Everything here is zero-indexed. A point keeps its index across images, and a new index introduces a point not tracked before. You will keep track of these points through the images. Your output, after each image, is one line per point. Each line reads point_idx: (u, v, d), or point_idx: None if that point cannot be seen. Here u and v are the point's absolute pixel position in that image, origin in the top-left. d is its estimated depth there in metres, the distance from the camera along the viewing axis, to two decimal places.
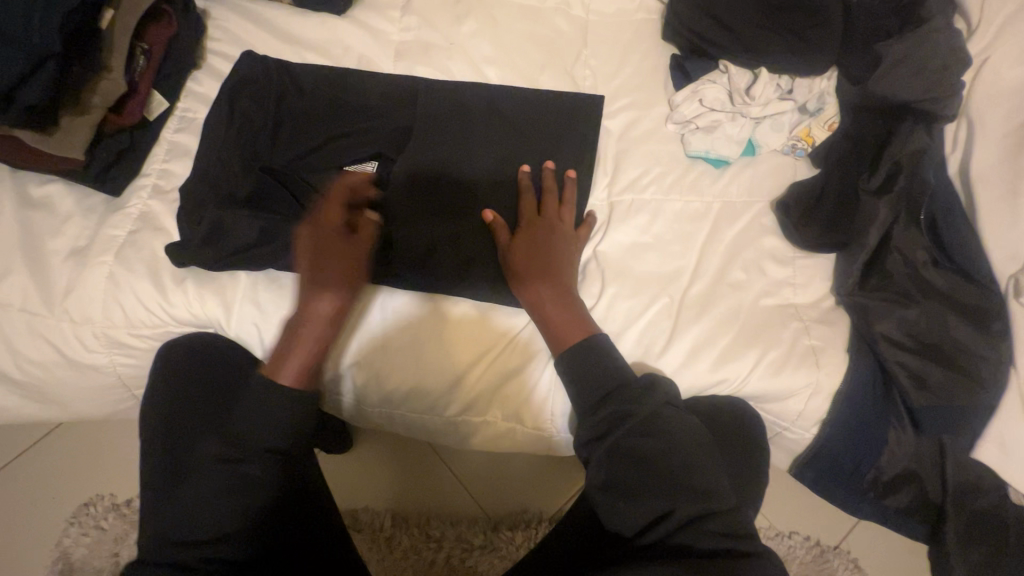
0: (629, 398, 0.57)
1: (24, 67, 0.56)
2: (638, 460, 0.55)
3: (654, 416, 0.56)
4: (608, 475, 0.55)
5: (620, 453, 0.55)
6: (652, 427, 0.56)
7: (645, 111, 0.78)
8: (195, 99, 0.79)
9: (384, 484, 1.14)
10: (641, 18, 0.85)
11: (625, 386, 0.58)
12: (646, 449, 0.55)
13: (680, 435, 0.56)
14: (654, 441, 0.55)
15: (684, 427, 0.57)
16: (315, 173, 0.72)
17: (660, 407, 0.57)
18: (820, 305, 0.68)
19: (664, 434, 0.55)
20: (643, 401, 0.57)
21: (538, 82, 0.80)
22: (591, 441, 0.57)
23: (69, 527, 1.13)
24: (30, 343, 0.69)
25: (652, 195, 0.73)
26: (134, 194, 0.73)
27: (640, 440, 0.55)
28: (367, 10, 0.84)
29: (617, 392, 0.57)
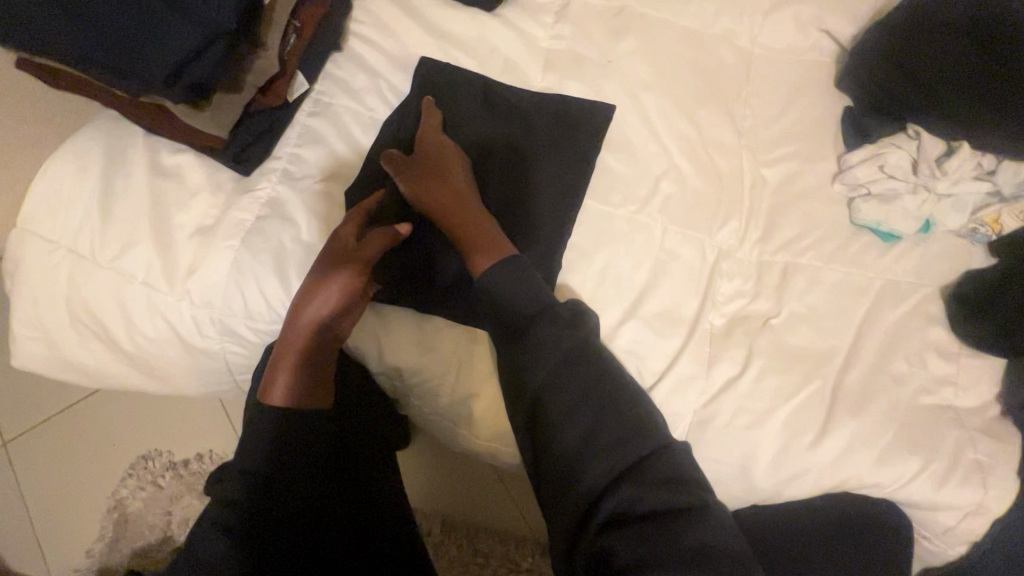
0: (568, 358, 0.56)
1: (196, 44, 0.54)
2: (574, 440, 0.53)
3: (587, 381, 0.55)
4: (564, 452, 0.53)
5: (564, 424, 0.53)
6: (583, 395, 0.54)
7: (809, 166, 0.72)
8: (332, 82, 0.75)
9: (443, 483, 1.12)
10: (812, 59, 0.78)
11: (591, 389, 0.55)
12: (555, 426, 0.53)
13: (631, 416, 0.54)
14: (574, 416, 0.54)
15: (588, 406, 0.54)
16: None
17: (561, 381, 0.55)
18: (983, 413, 0.62)
19: (591, 406, 0.54)
20: (565, 367, 0.55)
21: (696, 115, 0.74)
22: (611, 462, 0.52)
23: (127, 478, 1.14)
24: (146, 319, 0.67)
25: (809, 261, 0.68)
26: (263, 176, 0.70)
27: (592, 413, 0.54)
28: (519, 11, 0.79)
29: (531, 347, 0.56)
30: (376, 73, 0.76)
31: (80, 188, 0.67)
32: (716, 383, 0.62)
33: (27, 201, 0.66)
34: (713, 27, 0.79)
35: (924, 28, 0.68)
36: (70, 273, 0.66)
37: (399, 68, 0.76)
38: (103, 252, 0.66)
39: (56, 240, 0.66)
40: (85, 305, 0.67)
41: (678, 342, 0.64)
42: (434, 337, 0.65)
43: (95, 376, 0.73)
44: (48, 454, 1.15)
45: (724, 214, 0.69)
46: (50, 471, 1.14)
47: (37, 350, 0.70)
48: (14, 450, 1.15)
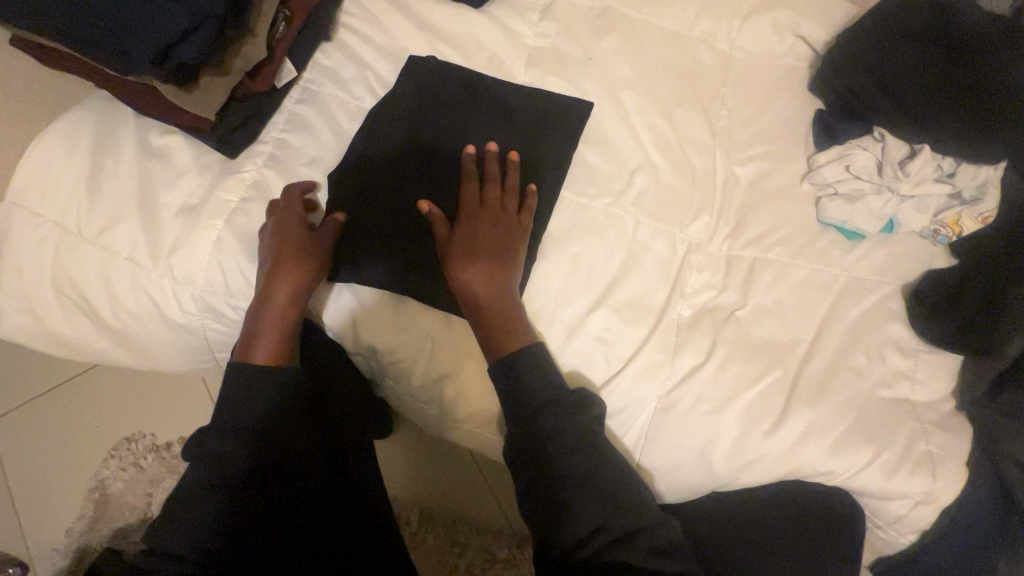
0: (576, 438, 0.58)
1: (187, 25, 0.56)
2: (579, 519, 0.56)
3: (595, 459, 0.58)
4: (565, 526, 0.56)
5: (572, 502, 0.56)
6: (590, 474, 0.57)
7: (780, 165, 0.74)
8: (321, 71, 0.78)
9: (421, 469, 1.14)
10: (788, 64, 0.81)
11: (570, 414, 0.58)
12: (563, 504, 0.57)
13: (625, 491, 0.57)
14: (580, 495, 0.57)
15: (590, 484, 0.57)
16: (435, 170, 0.69)
17: (572, 461, 0.57)
18: (939, 408, 0.64)
19: (599, 486, 0.57)
20: (574, 448, 0.58)
21: (672, 113, 0.76)
22: (592, 487, 0.57)
23: (109, 459, 1.16)
24: (129, 293, 0.69)
25: (776, 256, 0.70)
26: (249, 159, 0.72)
27: (599, 493, 0.57)
28: (505, 9, 0.81)
29: (550, 423, 0.58)
30: (364, 64, 0.78)
31: (69, 165, 0.69)
32: (681, 371, 0.64)
33: (17, 175, 0.68)
34: (693, 29, 0.81)
35: (896, 39, 0.70)
36: (56, 246, 0.68)
37: (387, 59, 0.78)
38: (90, 228, 0.68)
39: (43, 213, 0.68)
40: (70, 279, 0.69)
41: (645, 330, 0.65)
42: (408, 318, 0.66)
43: (78, 349, 0.75)
44: (31, 432, 1.16)
45: (695, 209, 0.71)
46: (32, 449, 1.15)
47: (20, 321, 0.71)
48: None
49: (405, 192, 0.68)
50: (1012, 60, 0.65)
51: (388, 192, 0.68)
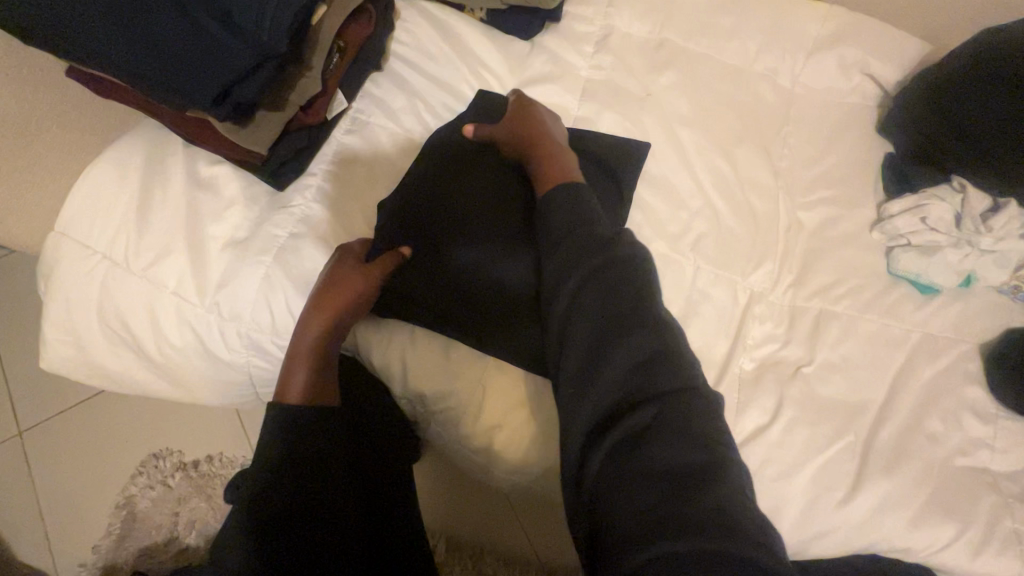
0: (607, 284, 0.51)
1: (246, 63, 0.55)
2: (600, 386, 0.47)
3: (620, 315, 0.49)
4: (595, 371, 0.48)
5: (588, 357, 0.48)
6: (619, 337, 0.48)
7: (847, 211, 0.71)
8: (369, 101, 0.76)
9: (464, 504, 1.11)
10: (854, 102, 0.77)
11: (618, 290, 0.50)
12: (594, 375, 0.47)
13: (677, 388, 0.46)
14: (611, 374, 0.47)
15: (648, 371, 0.47)
16: (491, 217, 0.67)
17: (590, 317, 0.50)
18: (1021, 479, 0.60)
19: (631, 349, 0.48)
20: (605, 287, 0.51)
21: (733, 154, 0.74)
22: (639, 373, 0.47)
23: (137, 476, 1.15)
24: (173, 328, 0.67)
25: (844, 309, 0.66)
26: (298, 192, 0.71)
27: (628, 355, 0.48)
28: (559, 41, 0.79)
29: (599, 277, 0.51)
30: (414, 93, 0.77)
31: (118, 195, 0.68)
32: (745, 431, 0.60)
33: (66, 205, 0.67)
34: (754, 64, 0.78)
35: (975, 87, 0.67)
36: (103, 278, 0.67)
37: (438, 91, 0.77)
38: (137, 260, 0.67)
39: (91, 245, 0.67)
40: (116, 311, 0.67)
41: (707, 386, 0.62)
42: (465, 368, 0.64)
43: (117, 380, 0.74)
44: (62, 446, 1.17)
45: (758, 257, 0.68)
46: (61, 464, 1.16)
47: (62, 351, 0.70)
48: (29, 440, 1.17)
49: (465, 237, 0.66)
50: None
51: (444, 237, 0.66)
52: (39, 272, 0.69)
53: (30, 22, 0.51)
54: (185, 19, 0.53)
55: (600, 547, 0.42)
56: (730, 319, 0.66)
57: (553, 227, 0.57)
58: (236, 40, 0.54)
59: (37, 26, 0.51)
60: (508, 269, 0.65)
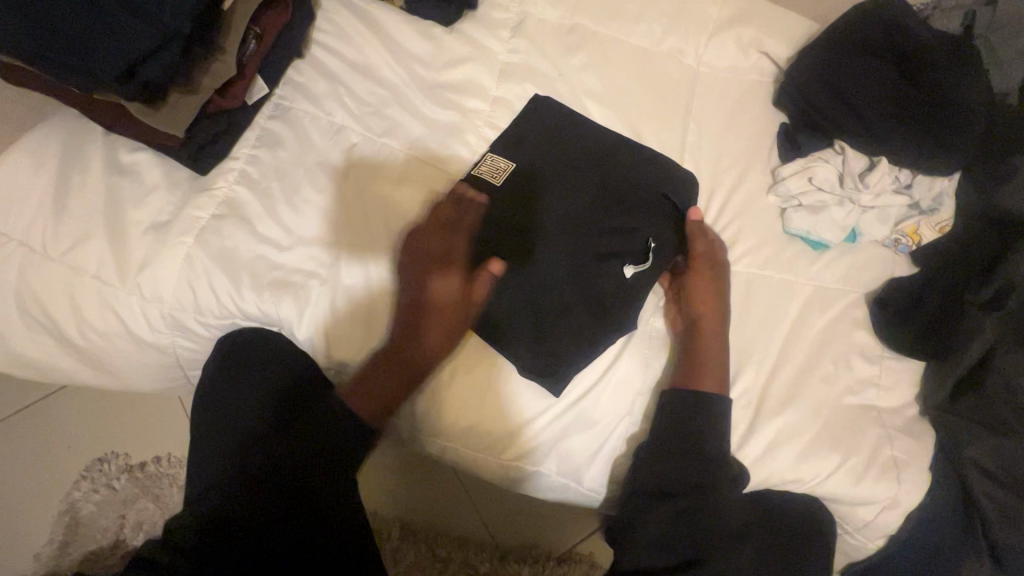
0: (676, 424, 0.61)
1: (150, 43, 0.56)
2: (648, 530, 0.59)
3: (716, 503, 0.58)
4: (645, 520, 0.59)
5: (672, 535, 0.58)
6: (688, 518, 0.58)
7: (746, 178, 0.76)
8: (293, 88, 0.78)
9: (469, 511, 1.11)
10: (753, 78, 0.83)
11: (682, 444, 0.60)
12: (649, 525, 0.59)
13: (720, 540, 0.57)
14: (669, 529, 0.58)
15: (701, 526, 0.58)
16: (475, 216, 0.69)
17: (693, 514, 0.58)
18: (903, 413, 0.66)
19: (708, 535, 0.57)
20: (701, 489, 0.59)
21: (642, 129, 0.79)
22: (688, 521, 0.58)
23: (81, 481, 1.13)
24: (96, 312, 0.69)
25: (744, 267, 0.71)
26: (221, 176, 0.72)
27: (688, 510, 0.59)
28: (477, 27, 0.83)
29: (684, 438, 0.61)
30: (337, 79, 0.79)
31: (35, 183, 0.68)
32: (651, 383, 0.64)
33: None
34: (662, 45, 0.83)
35: (854, 58, 0.73)
36: (21, 266, 0.67)
37: (360, 76, 0.79)
38: (56, 246, 0.68)
39: (7, 232, 0.67)
40: (37, 298, 0.68)
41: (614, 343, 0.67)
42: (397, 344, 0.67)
43: (44, 368, 0.74)
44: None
45: None
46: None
47: None
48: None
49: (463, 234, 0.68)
50: (961, 82, 0.69)
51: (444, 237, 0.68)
52: None
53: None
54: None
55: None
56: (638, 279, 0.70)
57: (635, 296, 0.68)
58: (120, 13, 0.55)
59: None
60: (524, 285, 0.66)
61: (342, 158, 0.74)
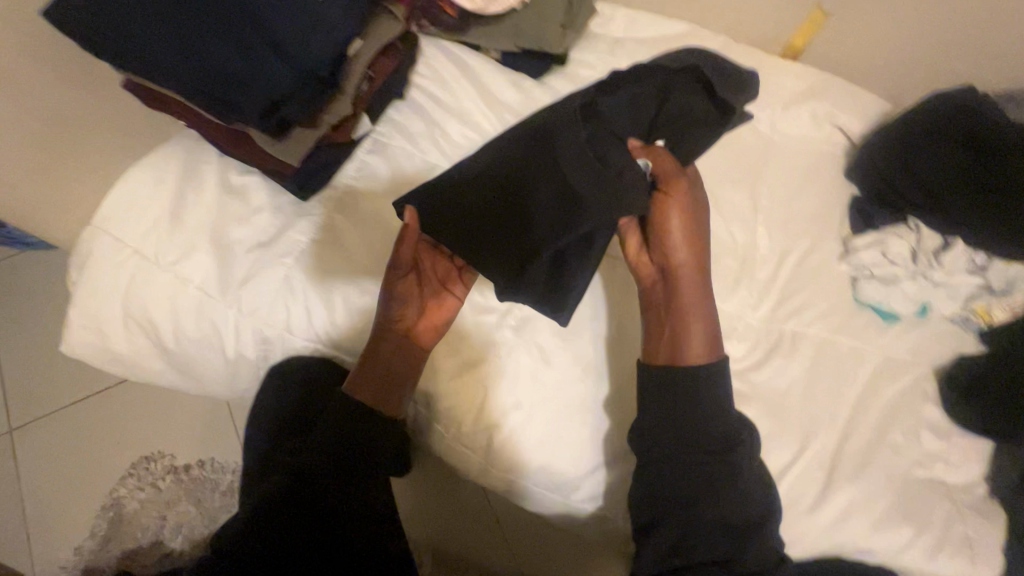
0: (666, 394, 0.63)
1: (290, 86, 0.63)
2: (659, 504, 0.61)
3: (738, 503, 0.60)
4: (654, 494, 0.62)
5: (694, 540, 0.60)
6: (697, 508, 0.61)
7: (817, 244, 0.79)
8: (389, 125, 0.83)
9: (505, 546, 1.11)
10: (824, 148, 0.86)
11: (674, 419, 0.63)
12: (658, 493, 0.62)
13: (735, 502, 0.60)
14: (677, 495, 0.61)
15: (701, 485, 0.61)
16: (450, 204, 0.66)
17: (711, 520, 0.60)
18: (971, 491, 0.66)
19: (725, 540, 0.60)
20: (713, 492, 0.61)
21: (717, 189, 0.82)
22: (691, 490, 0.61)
23: (128, 477, 1.17)
24: (191, 321, 0.72)
25: (815, 331, 0.73)
26: (321, 203, 0.77)
27: (696, 475, 0.61)
28: (565, 82, 0.89)
29: (674, 411, 0.63)
30: (432, 121, 0.84)
31: (154, 197, 0.73)
32: None
33: (106, 204, 0.73)
34: None
35: (932, 140, 0.75)
36: (131, 273, 0.71)
37: (454, 119, 0.84)
38: (166, 256, 0.72)
39: (123, 240, 0.72)
40: (141, 304, 0.71)
41: None
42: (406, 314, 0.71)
43: (131, 369, 0.76)
44: (62, 439, 1.21)
45: (735, 281, 0.76)
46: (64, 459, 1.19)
47: (83, 340, 0.72)
48: (32, 433, 1.21)
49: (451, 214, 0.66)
50: None
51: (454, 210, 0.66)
52: (72, 264, 0.73)
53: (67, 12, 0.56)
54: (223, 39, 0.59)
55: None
56: None
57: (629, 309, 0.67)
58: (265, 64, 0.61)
59: (79, 19, 0.56)
60: (541, 265, 0.64)
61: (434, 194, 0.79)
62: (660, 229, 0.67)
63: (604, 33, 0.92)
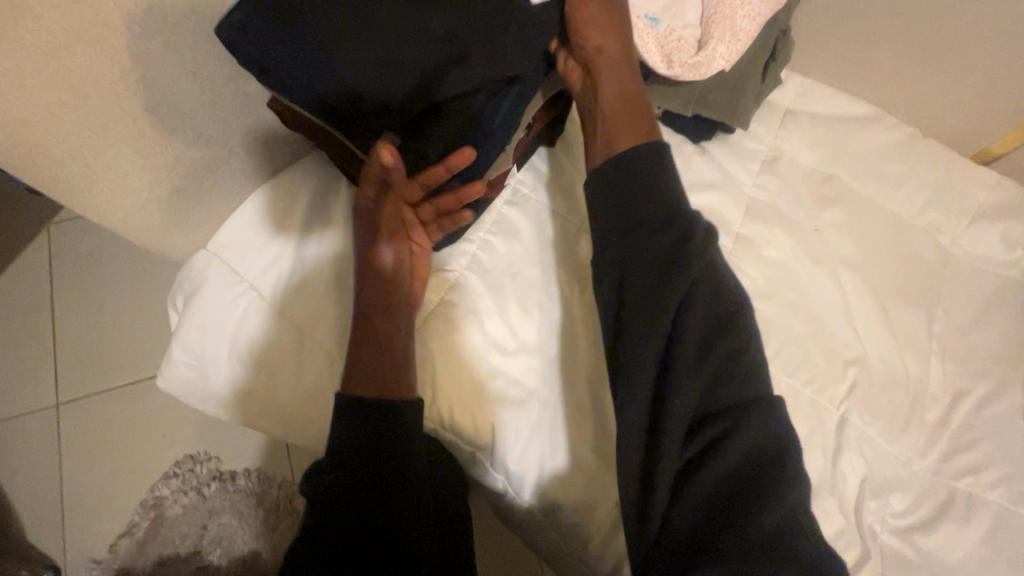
0: (699, 336, 0.55)
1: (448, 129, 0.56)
2: (702, 474, 0.51)
3: (724, 372, 0.54)
4: (697, 461, 0.52)
5: (684, 394, 0.53)
6: (666, 297, 0.55)
7: (999, 392, 0.70)
8: (533, 174, 0.73)
9: None
10: (1011, 275, 0.76)
11: (709, 367, 0.54)
12: (699, 453, 0.52)
13: (784, 475, 0.51)
14: (724, 459, 0.51)
15: (745, 447, 0.52)
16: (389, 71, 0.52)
17: (687, 404, 0.54)
18: None
19: (702, 373, 0.54)
20: (727, 378, 0.54)
21: (889, 306, 0.73)
22: (740, 463, 0.51)
23: (172, 478, 1.12)
24: (299, 372, 0.65)
25: (994, 497, 0.65)
26: (455, 260, 0.68)
27: (735, 442, 0.52)
28: (728, 153, 0.79)
29: (711, 356, 0.54)
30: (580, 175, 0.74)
31: (279, 229, 0.66)
32: None
33: (226, 230, 0.66)
34: (918, 216, 0.78)
35: None
36: (244, 310, 0.64)
37: None
38: (283, 299, 0.65)
39: (241, 272, 0.65)
40: (250, 347, 0.64)
41: (851, 557, 0.60)
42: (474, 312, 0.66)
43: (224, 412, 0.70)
44: (108, 424, 1.15)
45: (904, 423, 0.67)
46: (108, 448, 1.14)
47: (181, 375, 0.66)
48: (78, 411, 1.16)
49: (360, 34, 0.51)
50: None
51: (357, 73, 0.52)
52: (180, 292, 0.66)
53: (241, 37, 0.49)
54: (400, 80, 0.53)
55: (667, 546, 0.50)
56: (871, 478, 0.64)
57: (709, 323, 0.56)
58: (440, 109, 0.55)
59: (252, 45, 0.50)
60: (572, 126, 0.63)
61: (575, 270, 0.70)
62: (579, 25, 0.60)
63: (775, 101, 0.83)
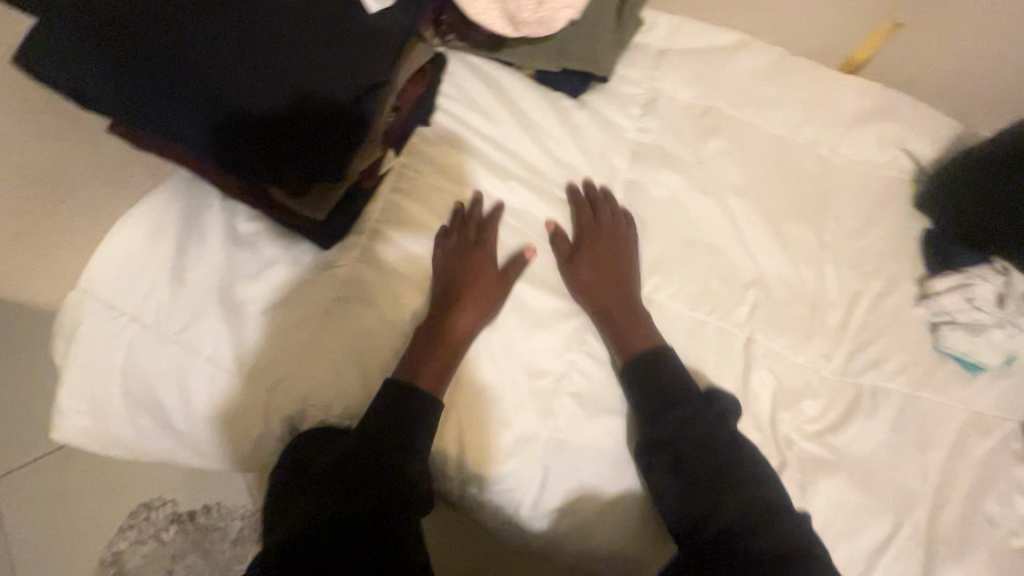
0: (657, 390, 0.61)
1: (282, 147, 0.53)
2: (693, 510, 0.56)
3: (689, 417, 0.60)
4: (692, 502, 0.57)
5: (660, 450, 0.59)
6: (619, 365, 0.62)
7: (893, 286, 0.73)
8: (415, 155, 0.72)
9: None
10: (892, 175, 0.79)
11: (673, 412, 0.60)
12: (693, 496, 0.57)
13: (773, 497, 0.56)
14: (718, 496, 0.56)
15: (733, 479, 0.57)
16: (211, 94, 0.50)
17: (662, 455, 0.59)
18: None
19: (671, 427, 0.60)
20: (696, 424, 0.60)
21: (781, 224, 0.75)
22: (723, 491, 0.57)
23: (122, 531, 1.05)
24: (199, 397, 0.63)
25: (896, 386, 0.68)
26: (345, 254, 0.66)
27: (723, 478, 0.57)
28: (607, 100, 0.79)
29: (673, 408, 0.60)
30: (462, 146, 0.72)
31: (153, 254, 0.63)
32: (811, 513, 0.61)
33: (94, 265, 0.63)
34: (799, 133, 0.80)
35: None
36: (128, 344, 0.62)
37: (495, 148, 0.73)
38: (168, 325, 0.62)
39: (118, 305, 0.62)
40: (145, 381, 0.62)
41: None
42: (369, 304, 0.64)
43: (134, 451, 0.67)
44: None
45: (809, 333, 0.70)
46: None
47: (80, 422, 0.64)
48: None
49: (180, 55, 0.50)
50: None
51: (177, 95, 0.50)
52: (58, 337, 0.63)
53: (46, 57, 0.48)
54: (223, 93, 0.51)
55: None
56: (779, 390, 0.66)
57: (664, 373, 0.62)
58: (281, 106, 0.52)
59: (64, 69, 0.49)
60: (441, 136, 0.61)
61: (470, 243, 0.69)
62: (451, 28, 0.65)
63: (647, 44, 0.83)
